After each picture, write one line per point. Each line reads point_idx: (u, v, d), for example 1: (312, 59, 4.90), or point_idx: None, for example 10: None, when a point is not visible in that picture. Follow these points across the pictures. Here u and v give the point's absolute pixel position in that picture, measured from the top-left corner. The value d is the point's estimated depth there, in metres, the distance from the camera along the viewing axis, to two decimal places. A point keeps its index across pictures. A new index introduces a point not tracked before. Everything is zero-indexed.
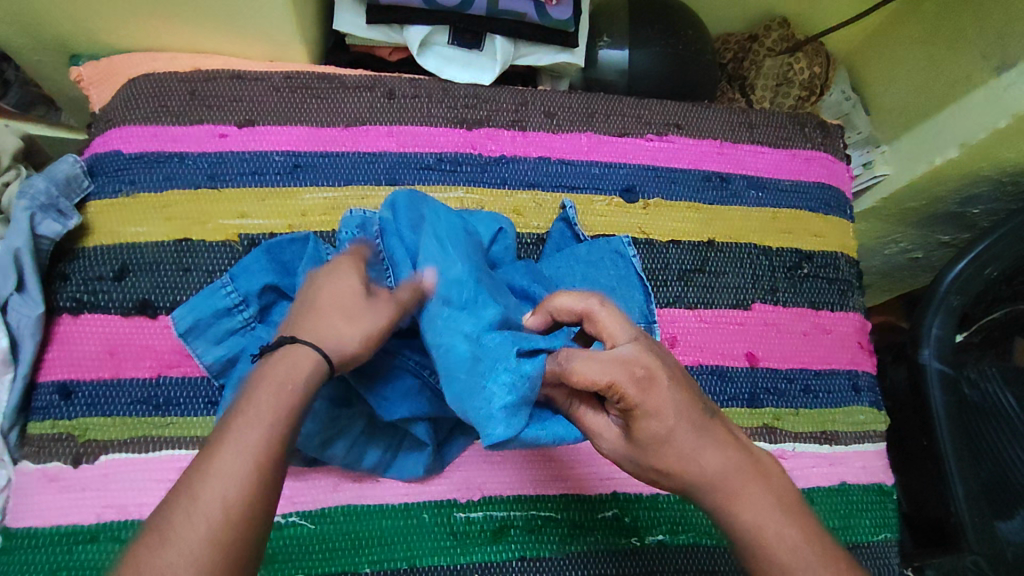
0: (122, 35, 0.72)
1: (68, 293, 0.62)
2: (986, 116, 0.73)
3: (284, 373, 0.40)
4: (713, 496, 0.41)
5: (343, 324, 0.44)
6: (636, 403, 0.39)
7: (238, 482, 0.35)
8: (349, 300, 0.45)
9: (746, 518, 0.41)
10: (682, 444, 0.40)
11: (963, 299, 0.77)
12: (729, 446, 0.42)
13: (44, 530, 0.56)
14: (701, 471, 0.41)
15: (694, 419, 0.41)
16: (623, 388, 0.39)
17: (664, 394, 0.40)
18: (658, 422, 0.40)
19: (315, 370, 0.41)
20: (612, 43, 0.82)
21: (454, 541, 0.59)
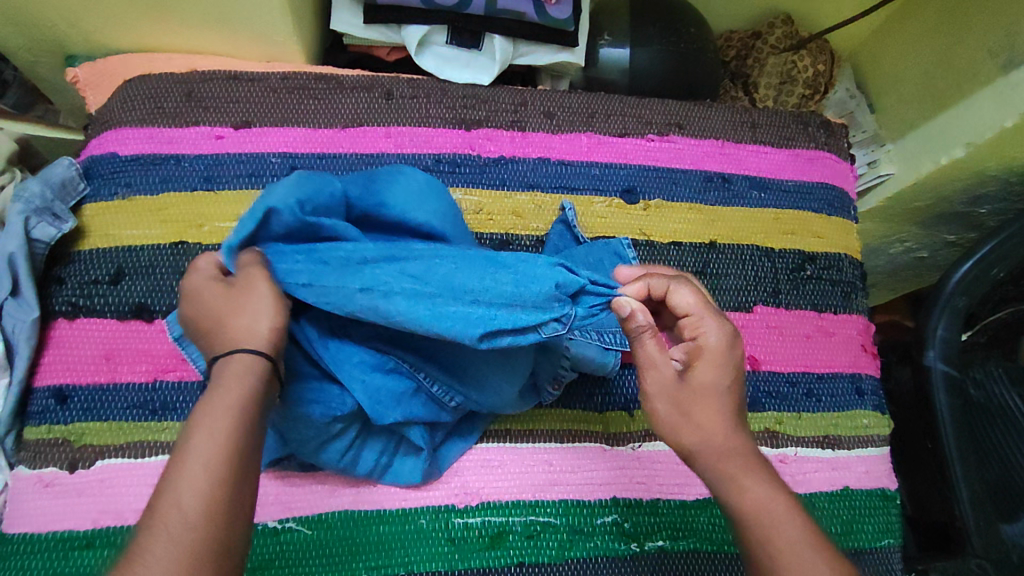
0: (118, 36, 0.72)
1: (63, 297, 0.62)
2: (994, 114, 0.72)
3: (225, 383, 0.38)
4: (726, 467, 0.43)
5: (245, 321, 0.40)
6: (708, 346, 0.45)
7: (202, 486, 0.34)
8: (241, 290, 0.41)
9: (756, 493, 0.41)
10: (726, 410, 0.44)
11: (969, 300, 0.76)
12: (752, 443, 0.44)
13: (40, 535, 0.56)
14: (722, 441, 0.43)
15: (737, 402, 0.45)
16: (705, 329, 0.45)
17: (731, 359, 0.45)
18: (713, 379, 0.44)
19: (251, 367, 0.39)
20: (613, 42, 0.81)
21: (452, 547, 0.59)
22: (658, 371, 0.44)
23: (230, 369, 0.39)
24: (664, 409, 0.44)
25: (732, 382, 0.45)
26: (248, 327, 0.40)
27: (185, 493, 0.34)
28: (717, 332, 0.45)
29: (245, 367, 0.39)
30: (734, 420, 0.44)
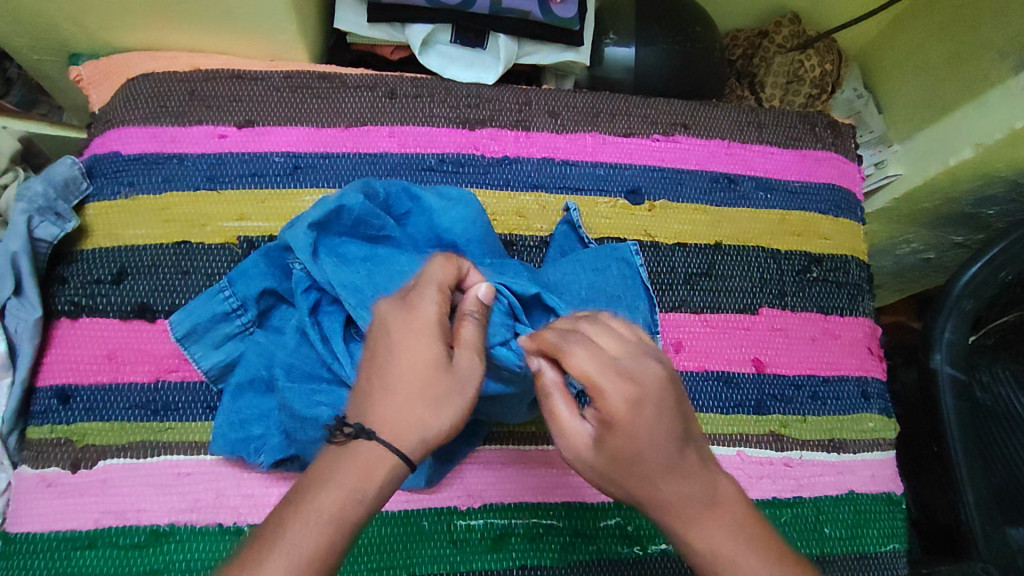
0: (121, 34, 0.71)
1: (65, 297, 0.62)
2: (1003, 115, 0.71)
3: (358, 458, 0.40)
4: (670, 520, 0.41)
5: (419, 407, 0.42)
6: (619, 415, 0.40)
7: (324, 534, 0.38)
8: (430, 373, 0.42)
9: (701, 544, 0.41)
10: (652, 464, 0.40)
11: (976, 303, 0.75)
12: (696, 483, 0.41)
13: (43, 535, 0.56)
14: (665, 495, 0.41)
15: (667, 449, 0.40)
16: (608, 394, 0.40)
17: (648, 415, 0.40)
18: (631, 440, 0.40)
19: (384, 473, 0.40)
20: (618, 41, 0.80)
21: (454, 549, 0.59)
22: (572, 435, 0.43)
23: (367, 448, 0.41)
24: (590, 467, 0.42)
25: (653, 438, 0.40)
26: (416, 415, 0.42)
27: (304, 537, 0.37)
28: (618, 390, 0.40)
29: (385, 460, 0.41)
30: (667, 474, 0.41)
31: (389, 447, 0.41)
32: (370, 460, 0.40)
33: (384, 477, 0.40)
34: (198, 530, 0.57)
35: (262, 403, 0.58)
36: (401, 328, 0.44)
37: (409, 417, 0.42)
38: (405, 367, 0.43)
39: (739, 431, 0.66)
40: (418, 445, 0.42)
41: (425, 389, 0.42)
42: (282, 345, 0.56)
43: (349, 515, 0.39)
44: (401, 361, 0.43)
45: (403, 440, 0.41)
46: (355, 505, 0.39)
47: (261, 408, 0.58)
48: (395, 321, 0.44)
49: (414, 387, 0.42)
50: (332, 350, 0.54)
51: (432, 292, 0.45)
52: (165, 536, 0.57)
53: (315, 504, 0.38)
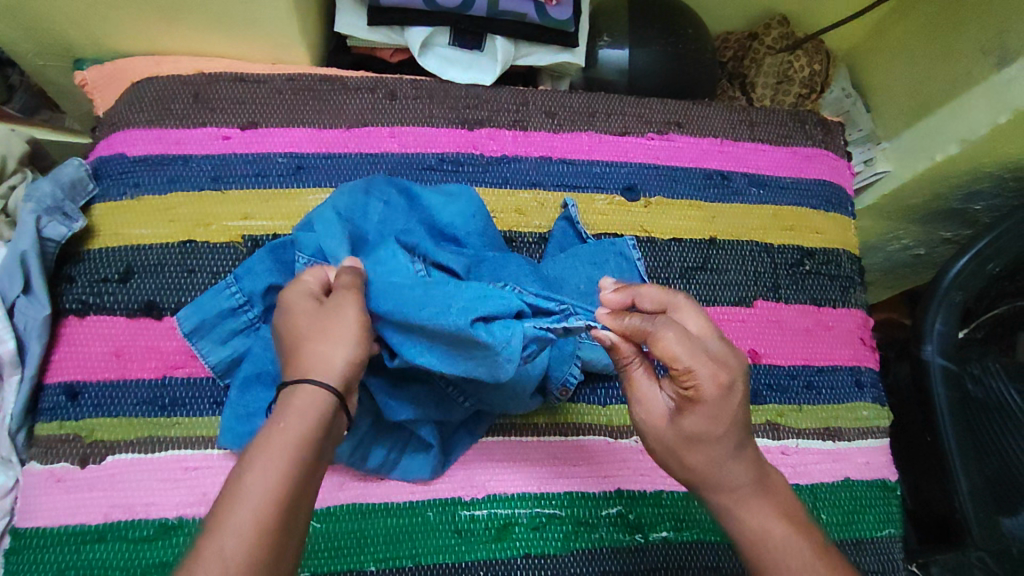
0: (127, 38, 0.73)
1: (73, 295, 0.63)
2: (987, 111, 0.73)
3: (291, 398, 0.42)
4: (723, 499, 0.46)
5: (322, 347, 0.44)
6: (705, 398, 0.43)
7: (273, 466, 0.39)
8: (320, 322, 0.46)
9: (749, 524, 0.45)
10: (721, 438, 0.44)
11: (965, 295, 0.77)
12: (749, 464, 0.46)
13: (53, 529, 0.57)
14: (721, 476, 0.45)
15: (738, 433, 0.45)
16: (700, 380, 0.43)
17: (730, 405, 0.44)
18: (707, 425, 0.44)
19: (314, 401, 0.42)
20: (612, 43, 0.83)
21: (458, 539, 0.60)
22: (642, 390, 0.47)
23: (296, 390, 0.42)
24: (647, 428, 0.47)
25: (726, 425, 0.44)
26: (325, 355, 0.44)
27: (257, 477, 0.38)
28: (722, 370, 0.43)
29: (312, 391, 0.42)
30: (729, 457, 0.45)
31: (310, 379, 0.43)
32: (298, 403, 0.42)
33: (316, 406, 0.42)
34: None
35: (269, 396, 0.58)
36: (294, 316, 0.47)
37: (326, 360, 0.44)
38: (303, 333, 0.46)
39: None
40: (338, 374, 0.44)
41: (323, 342, 0.45)
42: None
43: (292, 440, 0.40)
44: (302, 335, 0.45)
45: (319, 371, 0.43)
46: (286, 435, 0.40)
47: (266, 400, 0.58)
48: (289, 316, 0.47)
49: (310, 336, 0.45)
50: None
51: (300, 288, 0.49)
52: (174, 529, 0.57)
53: (252, 448, 0.40)
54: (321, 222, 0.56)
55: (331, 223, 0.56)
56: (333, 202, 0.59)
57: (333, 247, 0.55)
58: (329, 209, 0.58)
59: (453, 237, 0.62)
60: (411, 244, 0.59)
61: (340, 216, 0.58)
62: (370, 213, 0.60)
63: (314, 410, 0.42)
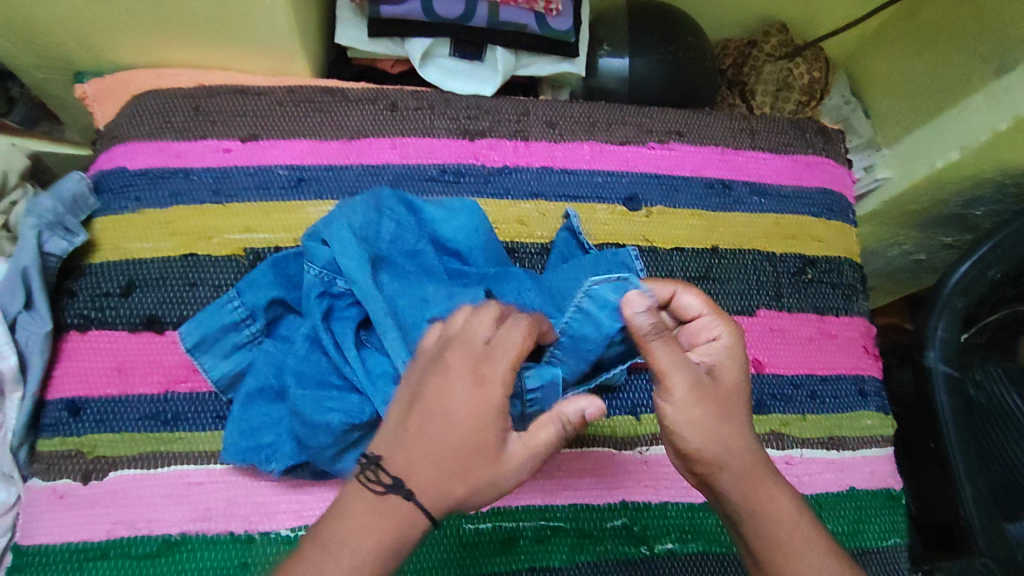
0: (127, 52, 0.73)
1: (75, 310, 0.63)
2: (988, 118, 0.73)
3: (390, 518, 0.40)
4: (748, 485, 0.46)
5: (458, 483, 0.41)
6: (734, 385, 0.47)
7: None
8: (476, 451, 0.41)
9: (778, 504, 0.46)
10: (731, 411, 0.46)
11: (967, 301, 0.77)
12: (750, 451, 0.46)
13: (55, 547, 0.56)
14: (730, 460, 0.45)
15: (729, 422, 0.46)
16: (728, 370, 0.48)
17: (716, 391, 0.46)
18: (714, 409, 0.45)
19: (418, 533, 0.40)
20: (612, 52, 0.83)
21: (463, 553, 0.59)
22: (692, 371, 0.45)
23: (403, 510, 0.40)
24: (696, 413, 0.45)
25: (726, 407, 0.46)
26: (458, 492, 0.41)
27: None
28: (727, 332, 0.49)
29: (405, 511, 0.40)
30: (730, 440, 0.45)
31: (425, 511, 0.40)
32: (397, 517, 0.40)
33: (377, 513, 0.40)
34: (211, 538, 0.57)
35: (273, 411, 0.58)
36: (464, 399, 0.42)
37: (452, 494, 0.41)
38: (456, 447, 0.41)
39: None
40: (449, 508, 0.41)
41: (472, 470, 0.41)
42: (292, 352, 0.57)
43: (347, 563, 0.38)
44: (457, 428, 0.41)
45: (436, 503, 0.40)
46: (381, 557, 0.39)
47: (269, 415, 0.58)
48: (465, 385, 0.42)
49: (457, 459, 0.41)
50: (344, 355, 0.56)
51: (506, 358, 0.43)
52: (177, 545, 0.57)
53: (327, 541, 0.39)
54: (337, 237, 0.56)
55: (349, 242, 0.56)
56: (345, 215, 0.59)
57: (350, 266, 0.55)
58: (338, 222, 0.57)
59: (457, 251, 0.63)
60: (417, 263, 0.60)
61: (353, 231, 0.57)
62: (379, 228, 0.60)
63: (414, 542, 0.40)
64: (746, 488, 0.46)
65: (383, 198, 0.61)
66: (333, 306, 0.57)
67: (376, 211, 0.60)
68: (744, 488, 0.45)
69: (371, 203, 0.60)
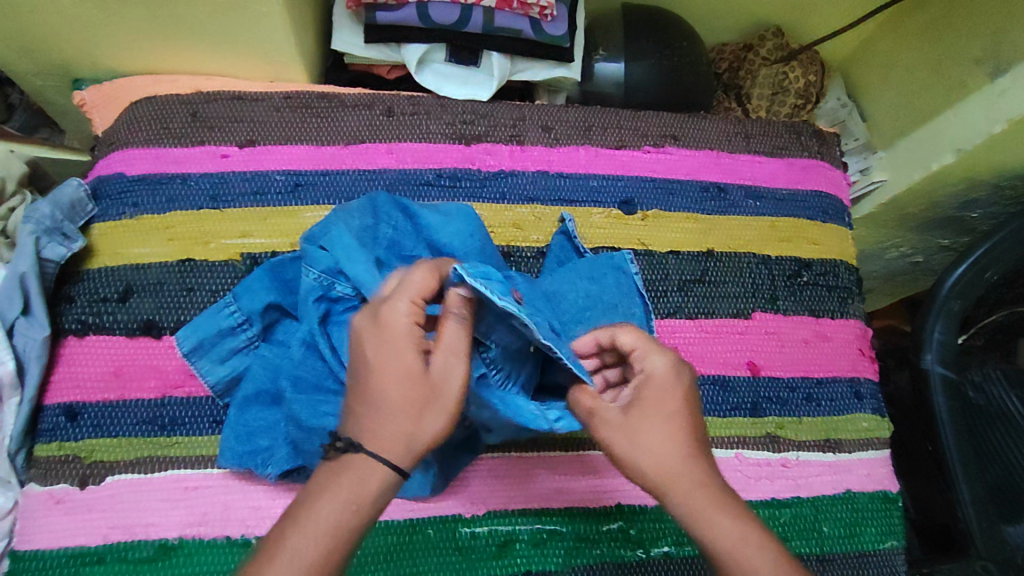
0: (125, 59, 0.73)
1: (73, 315, 0.63)
2: (982, 121, 0.73)
3: (349, 474, 0.41)
4: (691, 507, 0.43)
5: (407, 421, 0.42)
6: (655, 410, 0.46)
7: (323, 546, 0.38)
8: (408, 382, 0.43)
9: (723, 535, 0.42)
10: (665, 434, 0.45)
11: (964, 303, 0.77)
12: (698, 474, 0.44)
13: (52, 552, 0.57)
14: (675, 481, 0.44)
15: (664, 442, 0.45)
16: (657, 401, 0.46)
17: (646, 420, 0.46)
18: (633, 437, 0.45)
19: (380, 482, 0.41)
20: (608, 57, 0.83)
21: (460, 556, 0.60)
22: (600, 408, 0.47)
23: (357, 462, 0.41)
24: (622, 446, 0.45)
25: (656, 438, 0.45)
26: (405, 431, 0.42)
27: (308, 548, 0.38)
28: (659, 361, 0.47)
29: (379, 472, 0.41)
30: (675, 465, 0.44)
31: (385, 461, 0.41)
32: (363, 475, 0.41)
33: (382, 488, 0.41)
34: (207, 542, 0.58)
35: (269, 416, 0.59)
36: (376, 342, 0.43)
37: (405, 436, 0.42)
38: (397, 386, 0.43)
39: (734, 434, 0.67)
40: (410, 454, 0.42)
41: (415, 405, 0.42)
42: (289, 357, 0.58)
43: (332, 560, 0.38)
44: (380, 371, 0.43)
45: (392, 451, 0.42)
46: (353, 517, 0.40)
47: (264, 420, 0.58)
48: (369, 337, 0.44)
49: (395, 401, 0.42)
50: (340, 359, 0.56)
51: (403, 298, 0.44)
52: (174, 550, 0.57)
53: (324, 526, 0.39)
54: (339, 242, 0.57)
55: (351, 247, 0.56)
56: (342, 221, 0.60)
57: (348, 265, 0.55)
58: (336, 228, 0.58)
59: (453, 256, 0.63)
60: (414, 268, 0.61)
61: (352, 237, 0.58)
62: (377, 233, 0.61)
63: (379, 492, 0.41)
64: (692, 513, 0.43)
65: (377, 201, 0.62)
66: (331, 309, 0.57)
67: (374, 215, 0.61)
68: (694, 518, 0.43)
69: (366, 207, 0.61)
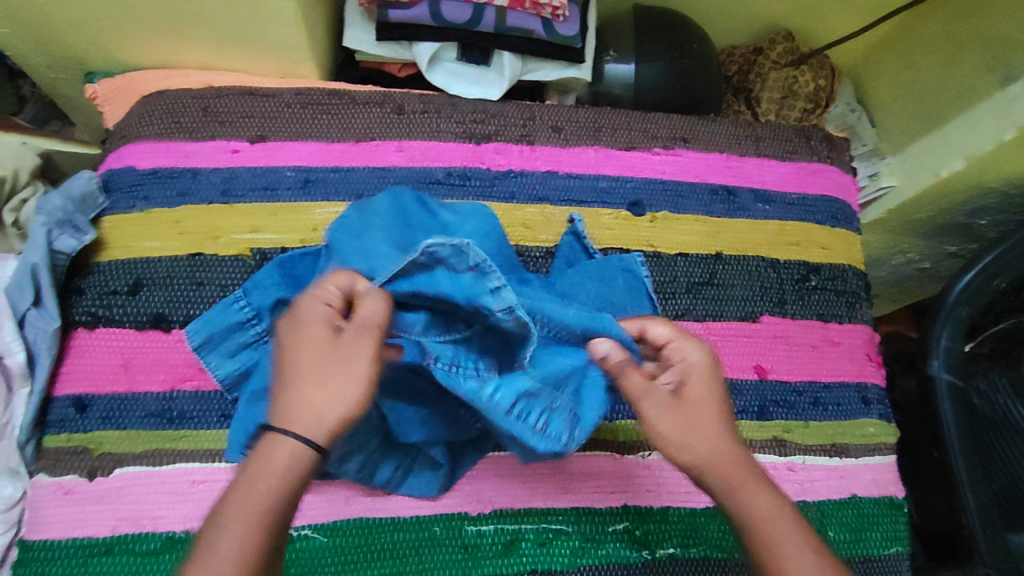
0: (138, 53, 0.74)
1: (83, 307, 0.63)
2: (992, 128, 0.73)
3: (266, 451, 0.40)
4: (728, 479, 0.45)
5: (314, 391, 0.42)
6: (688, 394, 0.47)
7: (246, 539, 0.37)
8: (320, 354, 0.43)
9: (759, 502, 0.44)
10: (709, 419, 0.47)
11: (972, 310, 0.77)
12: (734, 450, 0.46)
13: (59, 543, 0.57)
14: (717, 459, 0.46)
15: (714, 426, 0.47)
16: (690, 386, 0.48)
17: (696, 407, 0.47)
18: (682, 419, 0.46)
19: (292, 458, 0.40)
20: (618, 58, 0.83)
21: (465, 554, 0.60)
22: (658, 394, 0.47)
23: (274, 439, 0.40)
24: (674, 429, 0.46)
25: (703, 424, 0.46)
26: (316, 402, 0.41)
27: (226, 542, 0.37)
28: (698, 351, 0.49)
29: (288, 448, 0.40)
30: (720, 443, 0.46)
31: (292, 435, 0.40)
32: (268, 451, 0.40)
33: (289, 461, 0.40)
34: None
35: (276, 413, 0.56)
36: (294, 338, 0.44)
37: (312, 408, 0.41)
38: (305, 358, 0.43)
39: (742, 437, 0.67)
40: (325, 431, 0.41)
41: (319, 370, 0.42)
42: None
43: (259, 548, 0.37)
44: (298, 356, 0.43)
45: (303, 425, 0.41)
46: (264, 495, 0.38)
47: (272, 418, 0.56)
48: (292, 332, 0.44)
49: (306, 374, 0.42)
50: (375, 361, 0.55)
51: (318, 294, 0.46)
52: (180, 543, 0.57)
53: (231, 505, 0.38)
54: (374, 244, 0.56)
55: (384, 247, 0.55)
56: (375, 223, 0.58)
57: (378, 264, 0.54)
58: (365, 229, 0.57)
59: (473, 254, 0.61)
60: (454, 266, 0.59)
61: (387, 238, 0.57)
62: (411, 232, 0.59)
63: (300, 471, 0.40)
64: (735, 486, 0.45)
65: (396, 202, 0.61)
66: None
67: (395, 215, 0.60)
68: (734, 492, 0.45)
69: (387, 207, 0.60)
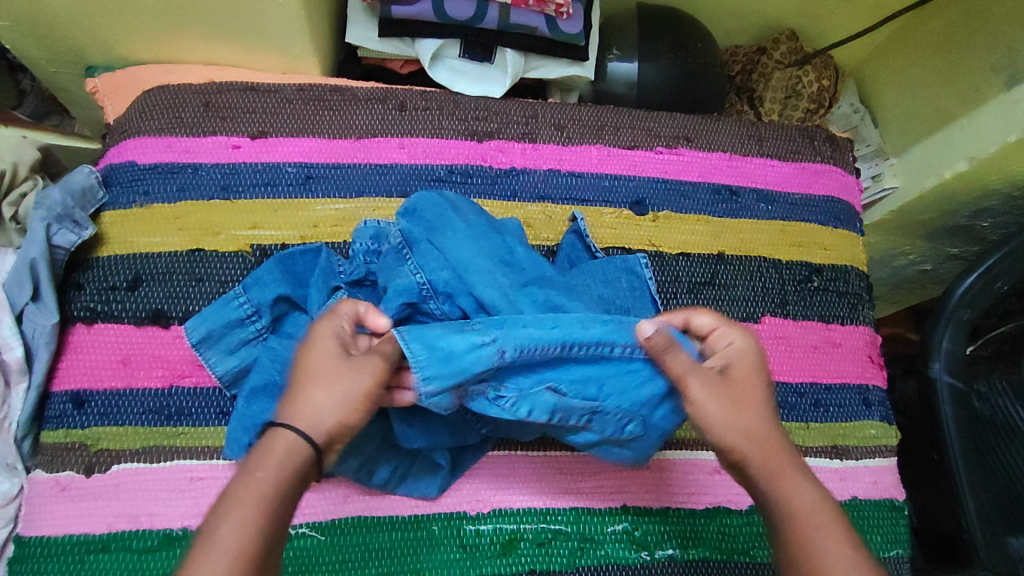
0: (139, 47, 0.73)
1: (81, 303, 0.63)
2: (997, 130, 0.73)
3: (270, 447, 0.43)
4: (767, 466, 0.48)
5: (318, 391, 0.45)
6: (738, 380, 0.50)
7: (247, 527, 0.39)
8: (330, 365, 0.46)
9: (797, 492, 0.47)
10: (757, 404, 0.50)
11: (974, 313, 0.77)
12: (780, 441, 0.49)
13: (57, 538, 0.57)
14: (761, 444, 0.48)
15: (760, 412, 0.49)
16: (737, 369, 0.51)
17: (742, 390, 0.50)
18: (731, 402, 0.49)
19: (293, 454, 0.42)
20: (621, 56, 0.83)
21: (464, 554, 0.59)
22: (705, 375, 0.49)
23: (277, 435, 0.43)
24: (723, 409, 0.49)
25: (750, 409, 0.49)
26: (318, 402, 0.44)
27: (229, 528, 0.39)
28: (742, 337, 0.52)
29: (289, 443, 0.43)
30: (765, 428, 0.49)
31: (293, 429, 0.43)
32: (269, 446, 0.43)
33: (288, 455, 0.42)
34: None
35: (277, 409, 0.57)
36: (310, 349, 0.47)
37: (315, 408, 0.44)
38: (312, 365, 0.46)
39: None
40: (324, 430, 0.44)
41: (322, 377, 0.45)
42: None
43: (260, 536, 0.40)
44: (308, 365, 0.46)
45: (306, 423, 0.44)
46: (262, 485, 0.41)
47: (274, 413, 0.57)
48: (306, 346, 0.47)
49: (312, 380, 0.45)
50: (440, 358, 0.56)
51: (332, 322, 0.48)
52: (178, 540, 0.57)
53: (235, 494, 0.41)
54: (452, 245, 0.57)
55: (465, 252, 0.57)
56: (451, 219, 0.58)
57: (476, 279, 0.55)
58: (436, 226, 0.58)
59: None
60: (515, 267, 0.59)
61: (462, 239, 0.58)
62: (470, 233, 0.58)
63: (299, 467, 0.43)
64: (773, 475, 0.47)
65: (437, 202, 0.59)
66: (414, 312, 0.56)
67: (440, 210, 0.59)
68: (772, 480, 0.47)
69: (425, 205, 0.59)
